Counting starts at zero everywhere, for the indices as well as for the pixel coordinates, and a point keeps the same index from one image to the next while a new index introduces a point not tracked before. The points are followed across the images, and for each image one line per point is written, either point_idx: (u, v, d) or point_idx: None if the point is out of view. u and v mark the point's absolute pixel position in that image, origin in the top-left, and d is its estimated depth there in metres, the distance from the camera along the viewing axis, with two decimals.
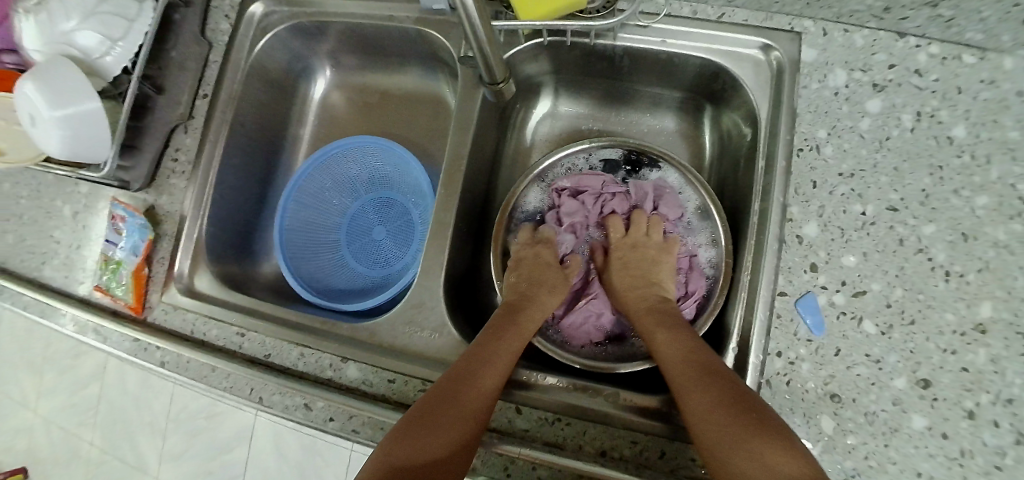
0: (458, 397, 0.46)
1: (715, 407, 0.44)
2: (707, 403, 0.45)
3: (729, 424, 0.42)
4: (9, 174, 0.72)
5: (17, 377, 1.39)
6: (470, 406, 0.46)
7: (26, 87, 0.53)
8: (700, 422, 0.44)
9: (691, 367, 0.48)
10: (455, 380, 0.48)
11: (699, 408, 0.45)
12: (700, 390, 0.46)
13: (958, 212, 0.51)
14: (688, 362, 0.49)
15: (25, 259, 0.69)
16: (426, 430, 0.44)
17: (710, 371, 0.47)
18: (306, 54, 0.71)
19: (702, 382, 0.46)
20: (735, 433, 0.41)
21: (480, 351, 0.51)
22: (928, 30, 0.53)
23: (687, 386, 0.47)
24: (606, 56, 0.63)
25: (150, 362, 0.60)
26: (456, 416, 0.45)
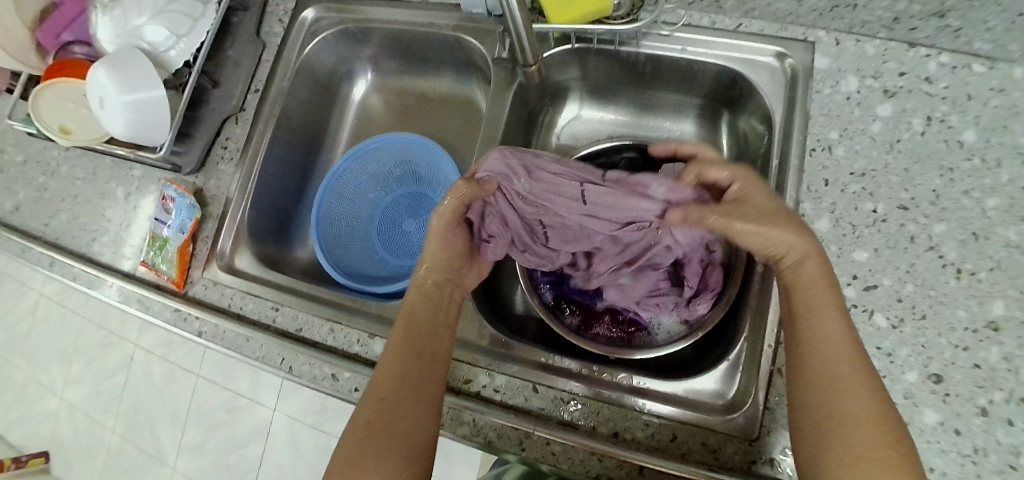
0: (409, 402, 0.47)
1: (859, 420, 0.39)
2: (854, 411, 0.40)
3: (847, 439, 0.39)
4: (71, 158, 0.78)
5: (49, 363, 1.45)
6: (422, 408, 0.47)
7: (98, 73, 0.58)
8: (823, 421, 0.40)
9: (849, 365, 0.41)
10: (405, 382, 0.48)
11: (835, 414, 0.40)
12: (845, 391, 0.40)
13: (968, 212, 0.52)
14: (840, 357, 0.42)
15: (77, 235, 0.74)
16: (379, 442, 0.45)
17: (864, 378, 0.41)
18: (349, 57, 0.77)
19: (854, 385, 0.40)
20: (868, 458, 0.38)
21: (427, 344, 0.51)
22: (938, 40, 0.55)
23: (832, 383, 0.41)
24: (629, 62, 0.67)
25: (189, 331, 0.64)
26: (408, 424, 0.46)
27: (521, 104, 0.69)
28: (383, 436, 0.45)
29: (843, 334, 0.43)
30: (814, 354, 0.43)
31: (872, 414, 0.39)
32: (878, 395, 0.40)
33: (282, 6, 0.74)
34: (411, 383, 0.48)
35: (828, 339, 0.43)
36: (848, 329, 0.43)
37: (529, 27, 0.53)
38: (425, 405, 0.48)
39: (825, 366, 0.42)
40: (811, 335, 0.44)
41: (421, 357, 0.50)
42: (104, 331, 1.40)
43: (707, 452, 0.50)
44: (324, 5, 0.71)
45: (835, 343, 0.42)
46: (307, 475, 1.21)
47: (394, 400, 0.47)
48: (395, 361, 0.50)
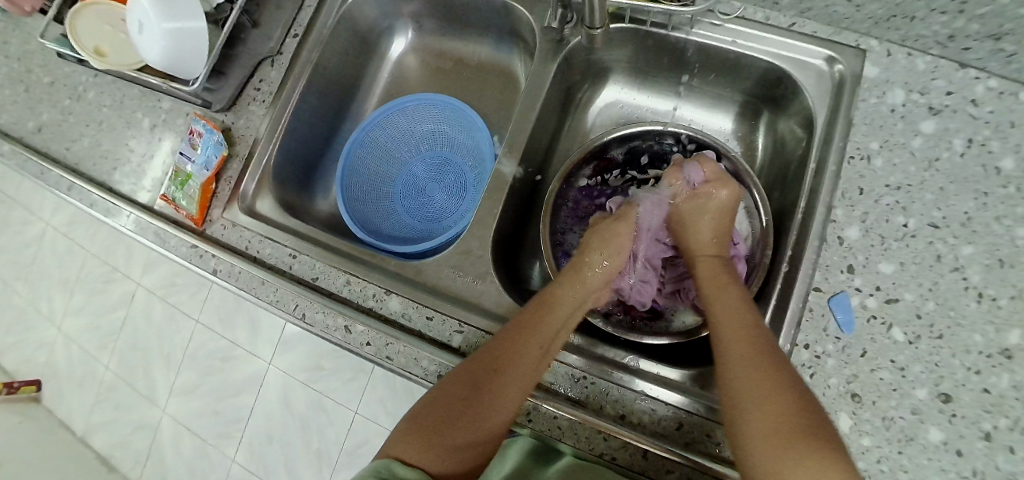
0: (488, 390, 0.47)
1: (776, 400, 0.41)
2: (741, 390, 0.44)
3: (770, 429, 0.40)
4: (97, 83, 0.75)
5: (50, 292, 1.45)
6: (504, 400, 0.47)
7: (142, 0, 0.58)
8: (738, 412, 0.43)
9: (750, 354, 0.45)
10: (491, 373, 0.48)
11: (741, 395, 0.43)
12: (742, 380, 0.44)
13: (997, 238, 0.52)
14: (749, 348, 0.45)
15: (98, 163, 0.72)
16: (448, 426, 0.46)
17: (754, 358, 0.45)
18: (391, 13, 0.76)
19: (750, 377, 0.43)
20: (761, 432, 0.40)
21: (522, 338, 0.50)
22: (990, 63, 0.55)
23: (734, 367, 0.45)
24: (676, 50, 0.66)
25: (205, 268, 0.64)
26: (484, 407, 0.47)
27: (561, 81, 0.68)
28: (450, 428, 0.46)
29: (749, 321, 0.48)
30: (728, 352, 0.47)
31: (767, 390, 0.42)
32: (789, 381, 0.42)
33: None
34: (490, 377, 0.48)
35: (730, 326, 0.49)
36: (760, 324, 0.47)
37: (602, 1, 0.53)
38: (507, 397, 0.47)
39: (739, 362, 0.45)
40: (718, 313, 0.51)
41: (530, 343, 0.50)
42: (107, 267, 1.40)
43: (711, 444, 0.50)
44: None
45: (741, 341, 0.47)
46: (296, 429, 1.22)
47: (474, 387, 0.48)
48: (490, 352, 0.50)
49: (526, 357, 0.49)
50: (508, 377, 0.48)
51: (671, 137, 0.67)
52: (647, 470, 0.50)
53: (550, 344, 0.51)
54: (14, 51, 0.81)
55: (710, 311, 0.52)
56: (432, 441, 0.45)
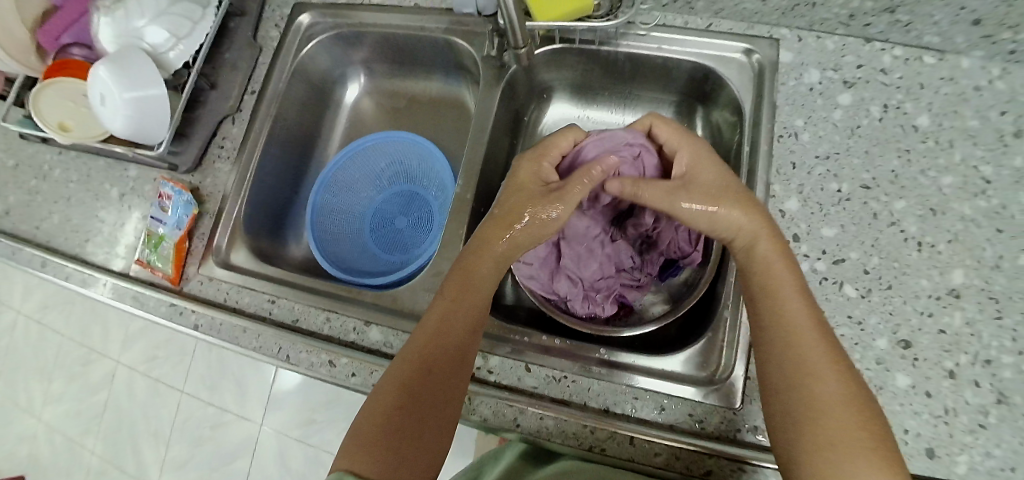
0: (429, 383, 0.47)
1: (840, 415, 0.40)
2: (836, 404, 0.41)
3: (862, 440, 0.39)
4: (62, 161, 0.77)
5: (27, 382, 1.41)
6: (447, 389, 0.48)
7: (100, 71, 0.59)
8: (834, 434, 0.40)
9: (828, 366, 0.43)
10: (419, 370, 0.47)
11: (835, 411, 0.41)
12: (828, 395, 0.41)
13: (926, 190, 0.56)
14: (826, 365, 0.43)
15: (69, 237, 0.72)
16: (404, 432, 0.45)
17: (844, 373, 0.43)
18: (343, 62, 0.80)
19: (824, 370, 0.43)
20: (853, 443, 0.39)
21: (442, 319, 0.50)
22: (890, 35, 0.60)
23: (800, 367, 0.43)
24: (610, 62, 0.71)
25: (185, 325, 0.64)
26: (434, 401, 0.47)
27: (509, 102, 0.73)
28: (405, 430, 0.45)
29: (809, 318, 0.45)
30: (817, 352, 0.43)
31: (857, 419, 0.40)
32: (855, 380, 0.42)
33: (278, 13, 0.76)
34: (417, 382, 0.47)
35: (797, 323, 0.45)
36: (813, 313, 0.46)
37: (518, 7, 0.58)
38: (448, 385, 0.48)
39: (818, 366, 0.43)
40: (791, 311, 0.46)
41: (456, 332, 0.50)
42: (85, 349, 1.37)
43: (693, 422, 0.52)
44: (318, 11, 0.75)
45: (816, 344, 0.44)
46: None
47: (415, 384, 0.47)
48: (424, 344, 0.49)
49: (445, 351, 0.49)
50: (448, 366, 0.48)
51: None
52: (636, 455, 0.51)
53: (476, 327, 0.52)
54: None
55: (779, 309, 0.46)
56: (378, 446, 0.43)
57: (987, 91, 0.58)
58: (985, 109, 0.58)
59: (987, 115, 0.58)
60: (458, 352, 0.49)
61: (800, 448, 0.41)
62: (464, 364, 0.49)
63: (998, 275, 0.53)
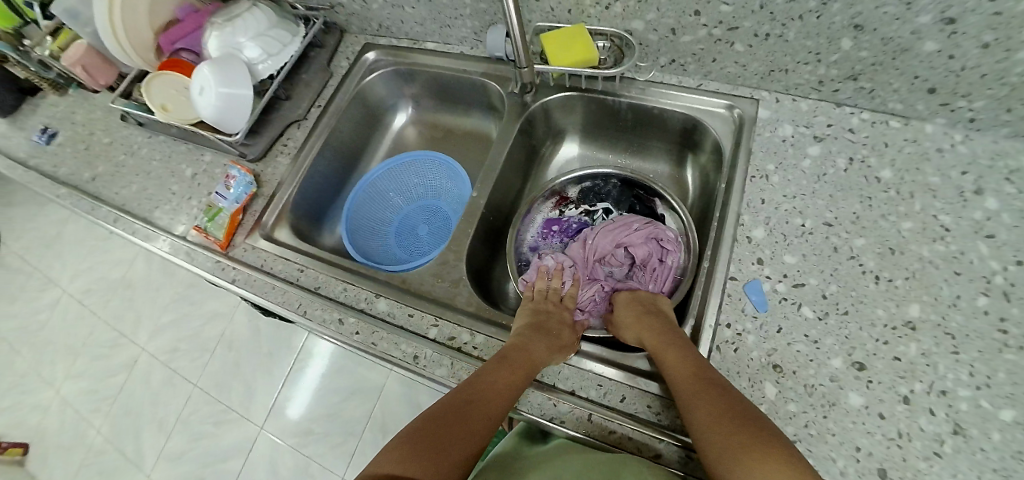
0: (472, 401, 0.53)
1: (726, 421, 0.47)
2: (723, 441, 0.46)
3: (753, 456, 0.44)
4: (150, 144, 0.93)
5: (57, 357, 1.52)
6: (488, 405, 0.53)
7: (204, 69, 0.75)
8: (724, 435, 0.46)
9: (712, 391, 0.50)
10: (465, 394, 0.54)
11: (718, 432, 0.47)
12: (719, 425, 0.47)
13: (885, 231, 0.62)
14: (705, 389, 0.50)
15: (142, 203, 0.86)
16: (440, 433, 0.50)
17: (728, 404, 0.49)
18: (393, 94, 0.96)
19: (713, 396, 0.50)
20: (749, 448, 0.44)
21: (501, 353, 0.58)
22: (858, 101, 0.69)
23: (699, 392, 0.50)
24: (614, 111, 0.82)
25: (223, 279, 0.74)
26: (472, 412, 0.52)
27: (525, 135, 0.85)
28: (441, 435, 0.49)
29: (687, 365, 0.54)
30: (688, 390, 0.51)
31: (756, 435, 0.45)
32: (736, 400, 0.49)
33: (349, 50, 0.94)
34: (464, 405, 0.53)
35: (693, 365, 0.53)
36: (698, 356, 0.54)
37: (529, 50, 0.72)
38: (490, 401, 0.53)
39: (699, 401, 0.49)
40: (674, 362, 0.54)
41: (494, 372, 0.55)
42: (116, 332, 1.48)
43: (650, 413, 0.56)
44: (383, 51, 0.92)
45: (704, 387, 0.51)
46: None
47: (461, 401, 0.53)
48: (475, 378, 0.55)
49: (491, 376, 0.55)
50: (491, 389, 0.54)
51: (615, 178, 0.82)
52: (592, 431, 0.55)
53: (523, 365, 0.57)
54: (81, 120, 1.02)
55: (671, 364, 0.55)
56: (422, 444, 0.48)
57: (949, 153, 0.65)
58: (945, 168, 0.64)
59: (947, 174, 0.64)
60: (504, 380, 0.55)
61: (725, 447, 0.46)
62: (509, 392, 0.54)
63: (955, 314, 0.57)
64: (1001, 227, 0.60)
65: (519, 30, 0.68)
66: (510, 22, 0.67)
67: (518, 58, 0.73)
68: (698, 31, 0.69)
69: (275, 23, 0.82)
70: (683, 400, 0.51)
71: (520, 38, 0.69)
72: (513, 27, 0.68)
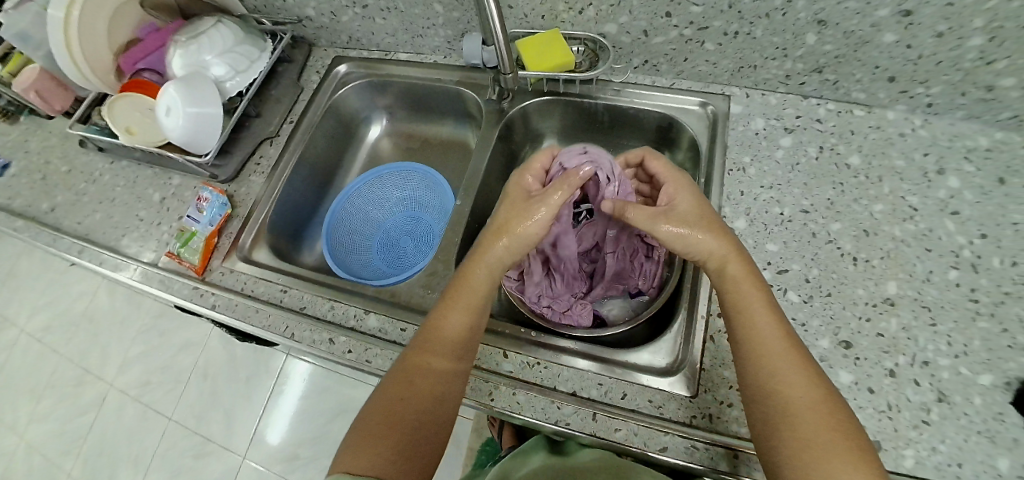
0: (415, 386, 0.53)
1: (816, 414, 0.46)
2: (809, 424, 0.45)
3: (836, 448, 0.44)
4: (112, 169, 0.88)
5: (16, 402, 1.42)
6: (431, 383, 0.53)
7: (170, 89, 0.72)
8: (813, 432, 0.45)
9: (807, 377, 0.48)
10: (407, 379, 0.53)
11: (811, 426, 0.45)
12: (813, 414, 0.46)
13: (858, 214, 0.65)
14: (806, 377, 0.48)
15: (107, 231, 0.82)
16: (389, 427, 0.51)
17: (824, 390, 0.47)
18: (368, 107, 0.95)
19: (805, 384, 0.47)
20: (834, 448, 0.44)
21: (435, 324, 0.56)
22: (823, 92, 0.73)
23: (794, 380, 0.47)
24: (592, 113, 0.83)
25: (202, 306, 0.71)
26: (417, 399, 0.52)
27: (505, 141, 0.85)
28: (391, 429, 0.51)
29: (779, 336, 0.50)
30: (783, 364, 0.49)
31: (841, 434, 0.45)
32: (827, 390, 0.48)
33: (319, 64, 0.92)
34: (412, 391, 0.53)
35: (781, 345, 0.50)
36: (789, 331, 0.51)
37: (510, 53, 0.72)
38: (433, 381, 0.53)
39: (795, 388, 0.47)
40: (772, 338, 0.50)
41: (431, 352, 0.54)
42: (80, 370, 1.39)
43: (653, 407, 0.56)
44: (354, 63, 0.91)
45: (794, 361, 0.49)
46: None
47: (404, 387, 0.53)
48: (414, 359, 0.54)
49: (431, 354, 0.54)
50: (431, 369, 0.53)
51: None
52: (598, 431, 0.55)
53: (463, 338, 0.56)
54: (35, 148, 0.96)
55: (763, 329, 0.51)
56: (372, 442, 0.50)
57: (911, 137, 0.69)
58: (909, 151, 0.68)
59: (911, 157, 0.68)
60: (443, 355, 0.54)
61: (809, 444, 0.45)
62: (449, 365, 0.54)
63: (929, 288, 0.60)
64: (964, 204, 0.64)
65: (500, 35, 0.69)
66: (493, 22, 0.67)
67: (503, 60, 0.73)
68: (669, 31, 0.71)
69: (242, 39, 0.79)
70: (781, 382, 0.48)
71: (501, 42, 0.70)
72: (496, 30, 0.68)
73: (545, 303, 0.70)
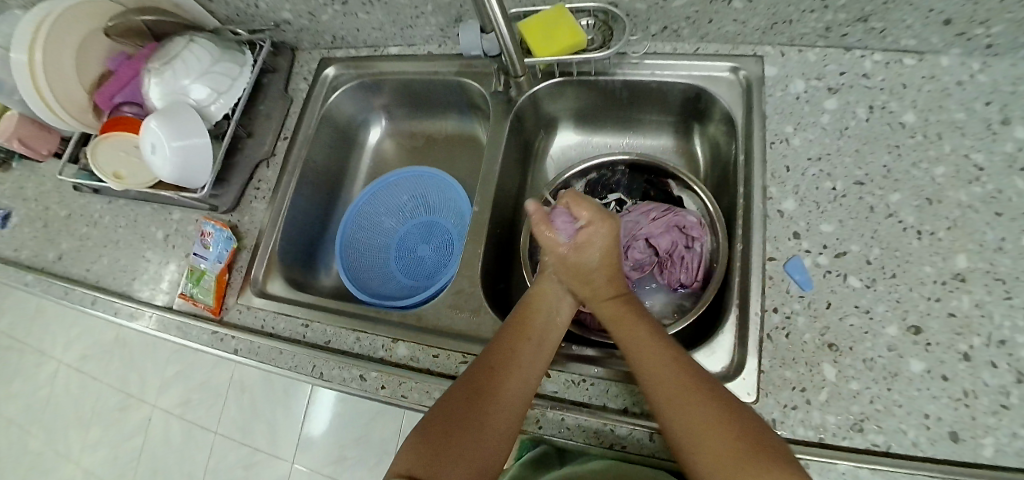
0: (491, 390, 0.51)
1: (704, 413, 0.47)
2: (707, 425, 0.46)
3: (735, 458, 0.43)
4: (111, 209, 0.84)
5: (70, 430, 1.46)
6: (513, 386, 0.52)
7: (152, 124, 0.66)
8: (708, 431, 0.46)
9: (692, 383, 0.49)
10: (477, 383, 0.52)
11: (702, 430, 0.46)
12: (704, 417, 0.46)
13: (919, 181, 0.59)
14: (688, 382, 0.49)
15: (118, 277, 0.79)
16: (461, 430, 0.49)
17: (717, 395, 0.48)
18: (365, 108, 0.88)
19: (691, 390, 0.48)
20: (735, 446, 0.44)
21: (523, 326, 0.57)
22: (868, 42, 0.65)
23: (662, 382, 0.50)
24: (608, 92, 0.76)
25: (226, 350, 0.69)
26: (491, 405, 0.51)
27: (517, 132, 0.79)
28: (466, 432, 0.49)
29: (660, 348, 0.53)
30: (656, 382, 0.50)
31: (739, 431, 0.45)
32: (714, 393, 0.48)
33: (306, 68, 0.86)
34: (484, 392, 0.51)
35: (654, 356, 0.52)
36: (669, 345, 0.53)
37: (515, 43, 0.65)
38: (516, 384, 0.52)
39: (676, 394, 0.49)
40: (643, 352, 0.53)
41: (517, 355, 0.54)
42: (121, 394, 1.41)
43: None
44: (343, 64, 0.83)
45: (673, 377, 0.50)
46: None
47: (476, 390, 0.52)
48: (483, 367, 0.54)
49: (518, 355, 0.54)
50: (510, 374, 0.53)
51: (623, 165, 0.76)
52: (656, 450, 0.53)
53: (545, 345, 0.57)
54: (31, 194, 0.92)
55: (626, 348, 0.55)
56: (451, 440, 0.48)
57: (971, 84, 0.62)
58: (970, 101, 0.61)
59: (974, 107, 0.61)
60: (525, 361, 0.54)
61: (717, 446, 0.45)
62: (532, 373, 0.54)
63: (1003, 257, 0.55)
64: None
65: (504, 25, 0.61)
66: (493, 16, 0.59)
67: (510, 54, 0.66)
68: None
69: (220, 56, 0.73)
70: (648, 387, 0.51)
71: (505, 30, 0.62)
72: (499, 24, 0.61)
73: (581, 313, 0.70)
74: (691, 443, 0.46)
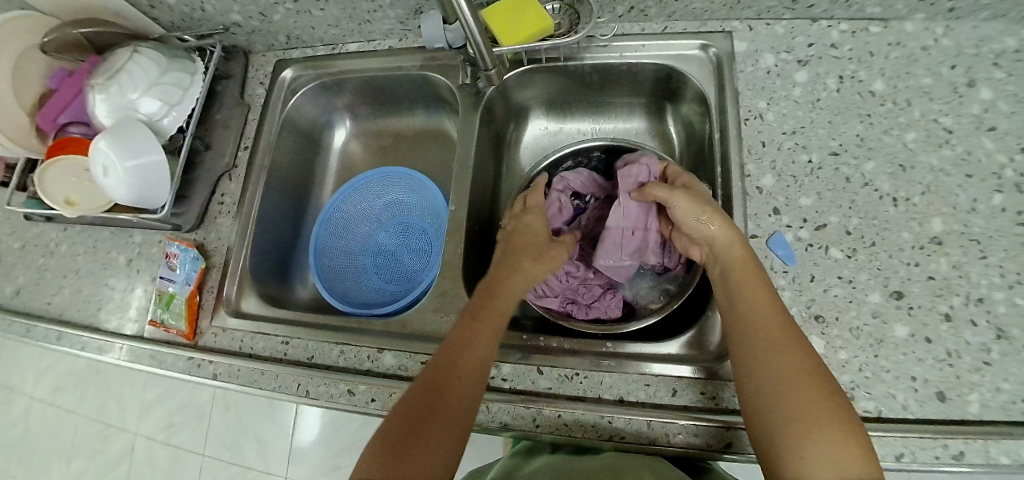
0: (447, 389, 0.51)
1: (802, 387, 0.45)
2: (802, 401, 0.45)
3: (831, 436, 0.43)
4: (67, 236, 0.79)
5: (49, 465, 1.40)
6: (467, 383, 0.52)
7: (102, 144, 0.62)
8: (806, 404, 0.44)
9: (799, 355, 0.47)
10: (433, 382, 0.52)
11: (799, 403, 0.45)
12: (799, 390, 0.45)
13: (892, 148, 0.59)
14: (794, 355, 0.47)
15: (82, 307, 0.74)
16: (418, 432, 0.48)
17: (812, 372, 0.46)
18: (328, 109, 0.84)
19: (792, 365, 0.47)
20: (824, 425, 0.43)
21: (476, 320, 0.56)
22: (834, 12, 0.64)
23: (770, 351, 0.48)
24: (579, 77, 0.75)
25: (205, 375, 0.65)
26: (447, 403, 0.50)
27: (489, 125, 0.76)
28: (422, 433, 0.48)
29: (771, 315, 0.50)
30: (762, 340, 0.48)
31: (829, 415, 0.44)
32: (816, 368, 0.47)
33: (262, 71, 0.81)
34: (440, 392, 0.51)
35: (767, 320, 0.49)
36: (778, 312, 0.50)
37: (482, 33, 0.62)
38: (468, 380, 0.52)
39: (782, 362, 0.47)
40: (755, 314, 0.50)
41: (469, 350, 0.54)
42: (100, 425, 1.35)
43: (705, 400, 0.54)
44: (300, 65, 0.79)
45: (778, 339, 0.48)
46: None
47: (431, 391, 0.51)
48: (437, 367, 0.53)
49: (471, 349, 0.54)
50: (464, 369, 0.52)
51: (597, 151, 0.74)
52: (655, 439, 0.53)
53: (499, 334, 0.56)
54: None
55: (737, 303, 0.52)
56: (406, 445, 0.47)
57: (934, 49, 0.62)
58: (935, 65, 0.62)
59: (939, 71, 0.61)
60: (480, 354, 0.54)
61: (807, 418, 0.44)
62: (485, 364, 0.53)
63: (976, 218, 0.56)
64: (1001, 116, 0.58)
65: (469, 17, 0.58)
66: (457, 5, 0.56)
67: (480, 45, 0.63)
68: None
69: (168, 65, 0.68)
70: (759, 351, 0.48)
71: (470, 21, 0.59)
72: (466, 15, 0.58)
73: (566, 302, 0.68)
74: (783, 410, 0.45)
